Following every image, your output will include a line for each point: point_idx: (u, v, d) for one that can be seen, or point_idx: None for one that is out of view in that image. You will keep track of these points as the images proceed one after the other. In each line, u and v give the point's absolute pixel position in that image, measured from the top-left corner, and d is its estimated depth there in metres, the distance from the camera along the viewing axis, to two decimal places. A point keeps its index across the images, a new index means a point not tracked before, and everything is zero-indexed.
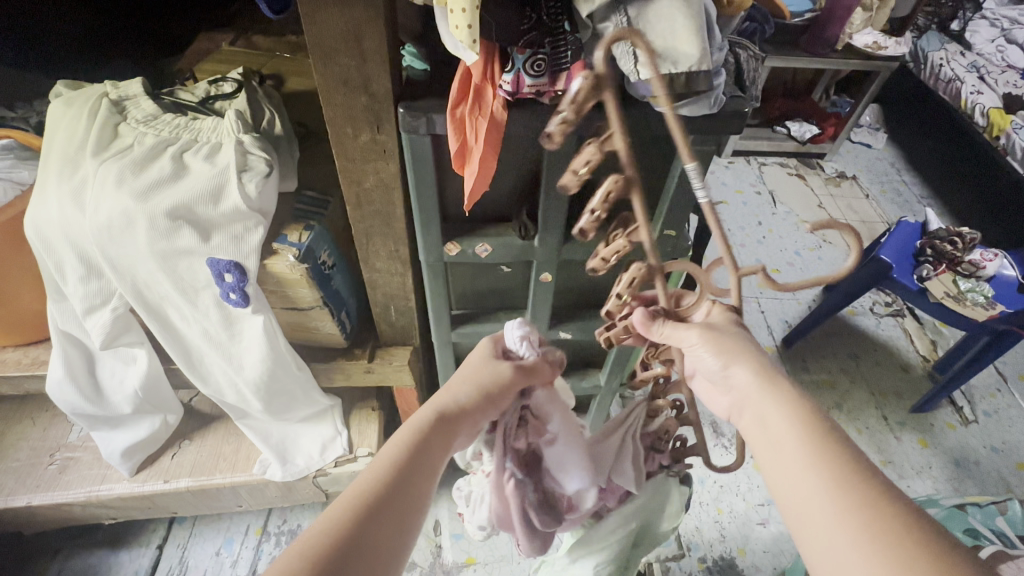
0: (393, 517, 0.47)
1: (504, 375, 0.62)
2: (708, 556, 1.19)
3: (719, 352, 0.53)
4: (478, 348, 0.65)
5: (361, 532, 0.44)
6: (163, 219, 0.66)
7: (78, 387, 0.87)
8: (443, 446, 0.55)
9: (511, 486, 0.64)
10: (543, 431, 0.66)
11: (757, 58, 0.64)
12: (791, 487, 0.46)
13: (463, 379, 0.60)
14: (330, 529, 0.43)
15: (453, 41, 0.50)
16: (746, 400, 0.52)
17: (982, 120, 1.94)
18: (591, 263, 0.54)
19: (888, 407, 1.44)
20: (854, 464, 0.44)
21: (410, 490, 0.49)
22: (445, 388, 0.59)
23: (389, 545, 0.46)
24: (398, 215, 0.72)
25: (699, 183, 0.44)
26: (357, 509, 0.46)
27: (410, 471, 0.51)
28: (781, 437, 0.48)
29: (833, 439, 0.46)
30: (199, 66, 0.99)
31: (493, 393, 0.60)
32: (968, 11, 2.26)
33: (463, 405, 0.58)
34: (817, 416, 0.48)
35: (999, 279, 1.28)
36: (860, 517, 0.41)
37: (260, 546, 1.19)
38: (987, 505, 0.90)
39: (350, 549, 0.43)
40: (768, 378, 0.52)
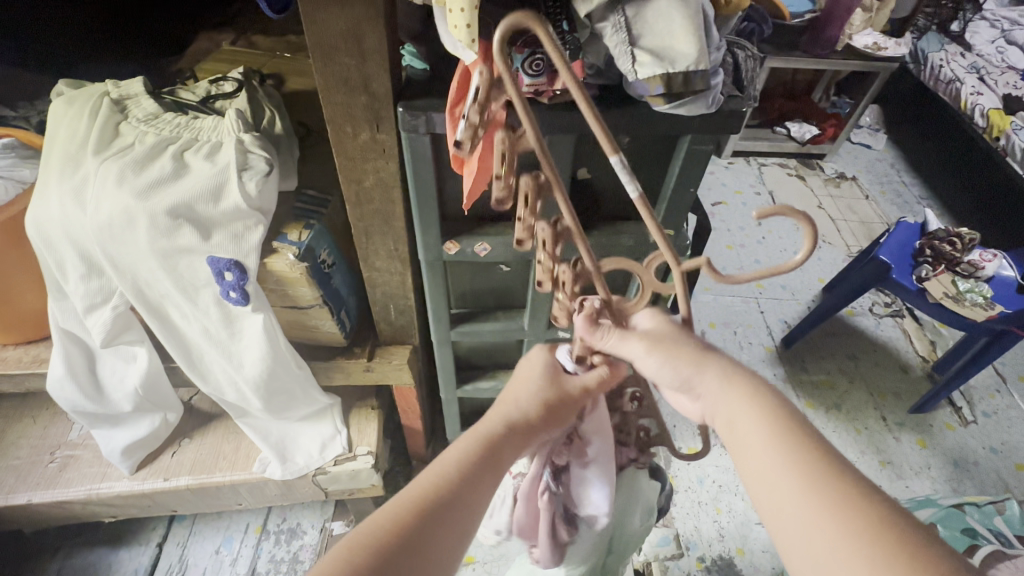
0: (450, 521, 0.47)
1: (570, 392, 0.58)
2: (706, 555, 1.19)
3: (677, 366, 0.51)
4: (534, 356, 0.61)
5: (412, 533, 0.45)
6: (164, 217, 0.66)
7: (79, 385, 0.87)
8: (507, 455, 0.54)
9: (544, 500, 0.68)
10: (585, 455, 0.65)
11: (756, 58, 0.64)
12: (768, 489, 0.46)
13: (532, 391, 0.58)
14: (387, 526, 0.45)
15: (452, 41, 0.50)
16: (714, 406, 0.51)
17: (982, 121, 1.94)
18: (518, 233, 0.52)
19: (886, 408, 1.45)
20: (826, 462, 0.45)
21: (470, 495, 0.49)
22: (513, 397, 0.58)
23: (444, 547, 0.46)
24: (397, 214, 0.72)
25: (625, 176, 0.41)
26: (408, 511, 0.46)
27: (471, 477, 0.50)
28: (753, 438, 0.48)
29: (803, 436, 0.47)
30: (201, 65, 0.99)
31: (561, 407, 0.57)
32: (968, 12, 2.26)
33: (528, 415, 0.56)
34: (785, 413, 0.48)
35: (998, 279, 1.28)
36: (835, 517, 0.42)
37: (260, 545, 1.19)
38: (985, 505, 0.91)
39: (405, 546, 0.44)
40: (734, 378, 0.51)
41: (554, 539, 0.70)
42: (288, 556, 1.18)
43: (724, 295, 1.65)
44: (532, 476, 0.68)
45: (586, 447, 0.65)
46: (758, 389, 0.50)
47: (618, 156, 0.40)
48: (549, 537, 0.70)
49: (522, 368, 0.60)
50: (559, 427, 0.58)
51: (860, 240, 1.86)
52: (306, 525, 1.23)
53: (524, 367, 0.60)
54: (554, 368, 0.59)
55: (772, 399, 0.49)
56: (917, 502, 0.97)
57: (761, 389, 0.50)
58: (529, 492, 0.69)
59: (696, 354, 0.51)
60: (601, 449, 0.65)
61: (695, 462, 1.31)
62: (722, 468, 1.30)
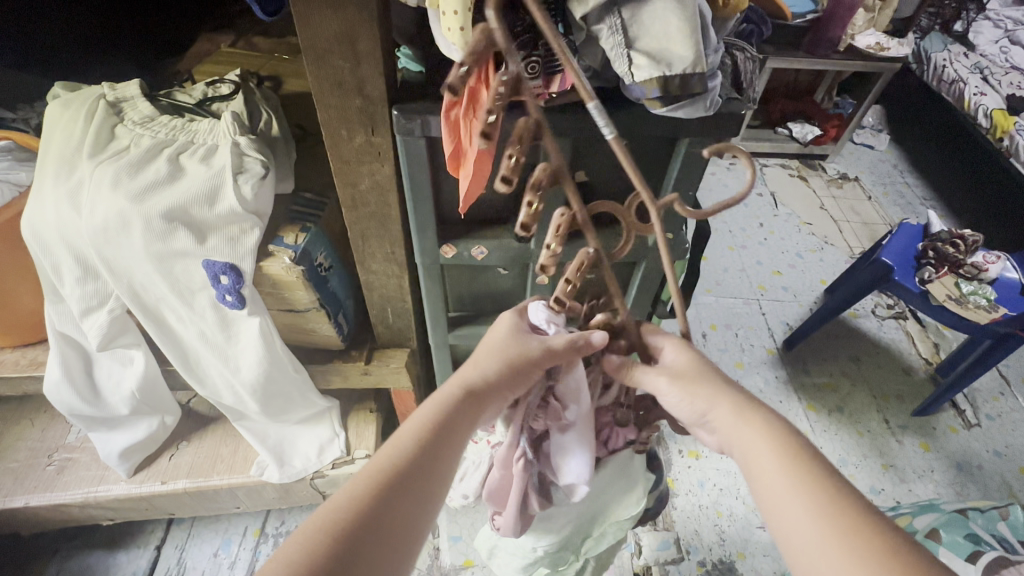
0: (412, 492, 0.47)
1: (531, 352, 0.59)
2: (707, 559, 1.18)
3: (692, 398, 0.57)
4: (501, 321, 0.63)
5: (379, 510, 0.44)
6: (158, 219, 0.66)
7: (76, 388, 0.87)
8: (467, 423, 0.55)
9: (519, 465, 0.68)
10: (564, 419, 0.64)
11: (755, 60, 0.63)
12: (779, 512, 0.47)
13: (490, 354, 0.59)
14: (348, 503, 0.44)
15: (447, 44, 0.49)
16: (730, 439, 0.54)
17: (986, 121, 1.91)
18: (541, 260, 0.54)
19: (889, 411, 1.43)
20: (836, 487, 0.46)
21: (433, 464, 0.50)
22: (472, 362, 0.59)
23: (409, 520, 0.45)
24: (393, 217, 0.72)
25: (601, 120, 0.43)
26: (374, 485, 0.46)
27: (434, 446, 0.51)
28: (764, 465, 0.50)
29: (813, 464, 0.48)
30: (199, 67, 0.99)
31: (521, 367, 0.58)
32: (971, 12, 2.24)
33: (489, 378, 0.57)
34: (798, 444, 0.50)
35: (1000, 282, 1.26)
36: (844, 536, 0.42)
37: (258, 547, 1.19)
38: (988, 511, 0.90)
39: (367, 522, 0.43)
40: (749, 414, 0.54)
41: (521, 506, 0.70)
42: None
43: (724, 297, 1.64)
44: (512, 441, 0.68)
45: (562, 411, 0.64)
46: (771, 421, 0.53)
47: (593, 101, 0.43)
48: (518, 504, 0.70)
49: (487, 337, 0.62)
50: (520, 388, 0.59)
51: (863, 241, 1.84)
52: None
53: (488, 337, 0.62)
54: (515, 331, 0.61)
55: (787, 432, 0.52)
56: (919, 507, 0.96)
57: (776, 424, 0.53)
58: (505, 458, 0.69)
59: (711, 390, 0.57)
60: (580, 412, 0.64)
61: (696, 465, 1.31)
62: (723, 471, 1.29)
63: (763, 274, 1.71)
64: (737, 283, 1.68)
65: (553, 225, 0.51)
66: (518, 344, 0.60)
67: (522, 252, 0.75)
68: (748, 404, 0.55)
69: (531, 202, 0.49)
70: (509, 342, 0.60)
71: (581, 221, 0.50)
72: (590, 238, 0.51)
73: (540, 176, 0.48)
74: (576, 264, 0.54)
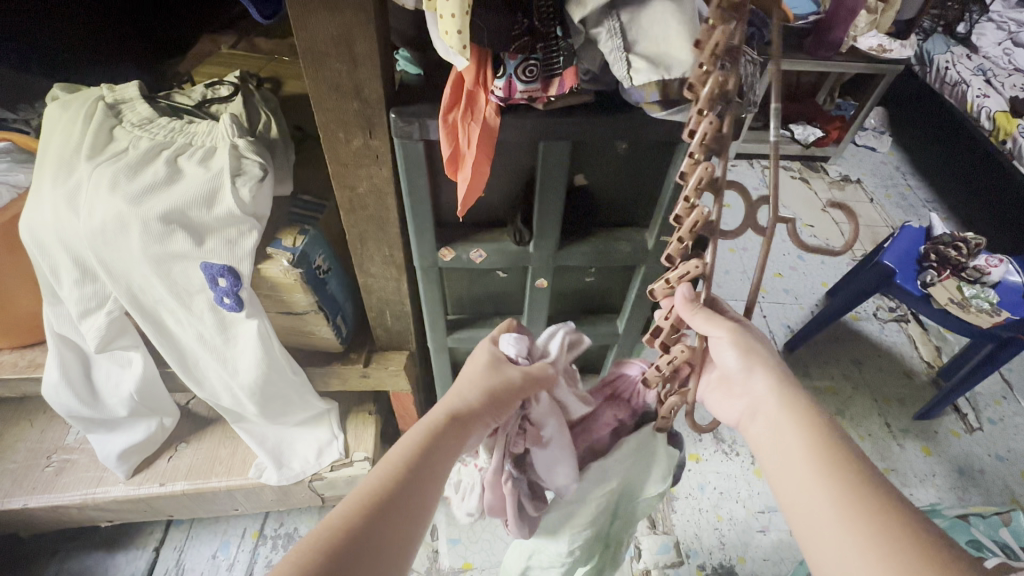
0: (399, 519, 0.47)
1: (513, 379, 0.62)
2: (706, 563, 1.17)
3: (746, 353, 0.54)
4: (477, 356, 0.64)
5: (371, 531, 0.45)
6: (156, 222, 0.65)
7: (74, 390, 0.87)
8: (450, 450, 0.55)
9: (509, 488, 0.67)
10: (542, 438, 0.66)
11: (756, 63, 0.62)
12: (802, 493, 0.46)
13: (475, 383, 0.60)
14: (339, 526, 0.44)
15: (444, 47, 0.48)
16: (763, 408, 0.53)
17: (988, 123, 1.90)
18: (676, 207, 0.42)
19: (890, 414, 1.43)
20: (867, 474, 0.46)
21: (420, 489, 0.50)
22: (458, 389, 0.59)
23: (391, 548, 0.45)
24: (391, 220, 0.71)
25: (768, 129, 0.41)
26: (366, 506, 0.46)
27: (422, 471, 0.51)
28: (792, 444, 0.49)
29: (844, 447, 0.48)
30: (198, 69, 0.98)
31: (505, 397, 0.60)
32: (974, 14, 2.22)
33: (476, 406, 0.58)
34: (829, 427, 0.50)
35: (1004, 285, 1.25)
36: (869, 524, 0.42)
37: (256, 549, 1.19)
38: (990, 516, 0.89)
39: (355, 546, 0.43)
40: (784, 389, 0.53)
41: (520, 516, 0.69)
42: None
43: (725, 300, 1.63)
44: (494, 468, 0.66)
45: (540, 431, 0.66)
46: (804, 403, 0.52)
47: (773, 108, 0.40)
48: (516, 516, 0.69)
49: (466, 368, 0.63)
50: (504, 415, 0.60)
51: (865, 244, 1.84)
52: (303, 530, 1.23)
53: (471, 365, 0.63)
54: (495, 361, 0.63)
55: (817, 415, 0.51)
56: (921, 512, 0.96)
57: (812, 407, 0.52)
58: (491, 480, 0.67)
59: (757, 351, 0.55)
60: (557, 429, 0.66)
61: (696, 469, 1.30)
62: (723, 474, 1.29)
63: (764, 277, 1.71)
64: (737, 286, 1.67)
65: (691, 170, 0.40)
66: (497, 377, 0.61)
67: (520, 255, 0.74)
68: (788, 382, 0.54)
69: (696, 155, 0.40)
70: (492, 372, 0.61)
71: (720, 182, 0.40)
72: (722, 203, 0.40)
73: (706, 130, 0.39)
74: (689, 222, 0.42)
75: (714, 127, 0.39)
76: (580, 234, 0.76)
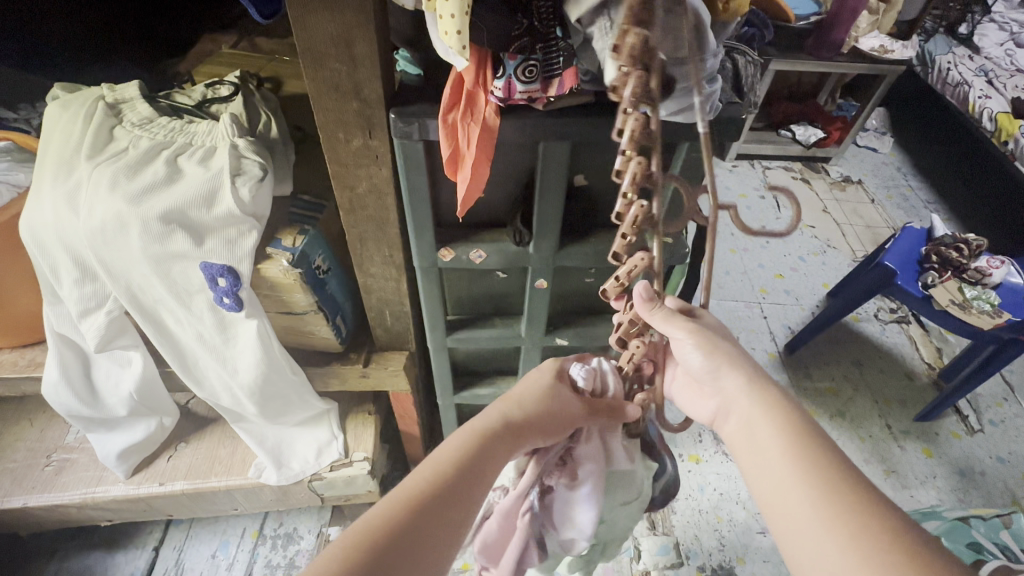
0: (442, 518, 0.49)
1: (572, 408, 0.62)
2: (706, 564, 1.17)
3: (712, 355, 0.53)
4: (543, 369, 0.66)
5: (415, 525, 0.47)
6: (156, 222, 0.65)
7: (73, 389, 0.87)
8: (500, 457, 0.57)
9: (524, 521, 0.69)
10: (574, 478, 0.67)
11: (757, 64, 0.62)
12: (782, 493, 0.46)
13: (533, 396, 0.62)
14: (383, 520, 0.46)
15: (444, 48, 0.48)
16: (736, 406, 0.53)
17: (989, 124, 1.93)
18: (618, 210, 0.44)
19: (890, 415, 1.43)
20: (844, 472, 0.46)
21: (465, 492, 0.52)
22: (514, 399, 0.61)
23: (435, 543, 0.47)
24: (390, 220, 0.71)
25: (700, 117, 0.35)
26: (410, 503, 0.48)
27: (468, 475, 0.53)
28: (770, 444, 0.49)
29: (820, 445, 0.48)
30: (199, 69, 0.99)
31: (556, 414, 0.62)
32: (976, 14, 2.21)
33: (527, 418, 0.60)
34: (803, 425, 0.49)
35: (1005, 286, 1.26)
36: (847, 524, 0.42)
37: (256, 549, 1.19)
38: (991, 519, 0.89)
39: (398, 540, 0.45)
40: (759, 386, 0.52)
41: (520, 562, 0.70)
42: (284, 562, 1.18)
43: (726, 301, 1.63)
44: (519, 494, 0.68)
45: (575, 470, 0.67)
46: (780, 400, 0.52)
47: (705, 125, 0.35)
48: (520, 558, 0.70)
49: (526, 379, 0.64)
50: (556, 435, 0.63)
51: (866, 245, 1.84)
52: (302, 530, 1.23)
53: (532, 377, 0.64)
54: (559, 378, 0.65)
55: (792, 413, 0.50)
56: (921, 513, 0.95)
57: (784, 401, 0.52)
58: (509, 509, 0.69)
59: (727, 350, 0.54)
60: (592, 475, 0.66)
61: (696, 470, 1.30)
62: (723, 476, 1.29)
63: (765, 278, 1.70)
64: (739, 287, 1.67)
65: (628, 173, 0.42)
66: (556, 394, 0.63)
67: (520, 255, 0.74)
68: (759, 378, 0.53)
69: (627, 153, 0.41)
70: (550, 388, 0.63)
71: (656, 179, 0.42)
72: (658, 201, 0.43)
73: (633, 128, 0.40)
74: (629, 220, 0.44)
75: (642, 122, 0.39)
76: (581, 235, 0.76)
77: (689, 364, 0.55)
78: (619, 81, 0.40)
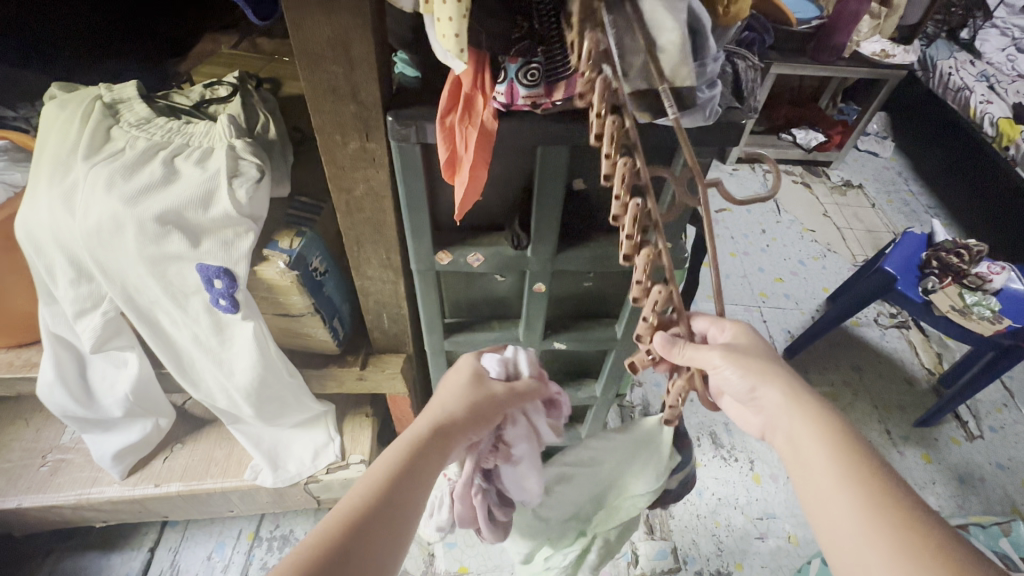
0: (382, 528, 0.48)
1: (495, 394, 0.65)
2: (704, 570, 1.17)
3: (746, 370, 0.51)
4: (460, 365, 0.68)
5: (355, 540, 0.46)
6: (151, 223, 0.65)
7: (69, 389, 0.87)
8: (436, 460, 0.58)
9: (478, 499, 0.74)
10: (511, 457, 0.72)
11: (757, 68, 0.62)
12: (825, 507, 0.46)
13: (457, 394, 0.64)
14: (323, 538, 0.45)
15: (442, 50, 0.48)
16: (777, 420, 0.52)
17: (990, 130, 1.91)
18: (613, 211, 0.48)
19: (891, 421, 1.42)
20: (892, 490, 0.44)
21: (402, 496, 0.52)
22: (438, 404, 0.63)
23: (377, 552, 0.47)
24: (388, 222, 0.71)
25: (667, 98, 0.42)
26: (348, 517, 0.48)
27: (405, 481, 0.53)
28: (815, 458, 0.47)
29: (866, 455, 0.47)
30: (198, 68, 0.98)
31: (483, 407, 0.64)
32: (977, 19, 2.19)
33: (456, 417, 0.62)
34: (843, 427, 0.49)
35: (1006, 293, 1.24)
36: (889, 530, 0.42)
37: (251, 551, 1.19)
38: (990, 526, 0.89)
39: (340, 555, 0.45)
40: (797, 397, 0.51)
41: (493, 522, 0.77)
42: None
43: (725, 304, 1.63)
44: (465, 481, 0.71)
45: (510, 450, 0.71)
46: (823, 410, 0.50)
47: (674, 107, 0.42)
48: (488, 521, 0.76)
49: (448, 379, 0.67)
50: (482, 428, 0.64)
51: (867, 249, 1.83)
52: (298, 532, 1.22)
53: (451, 379, 0.67)
54: (477, 373, 0.67)
55: (829, 414, 0.50)
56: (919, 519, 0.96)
57: (824, 407, 0.50)
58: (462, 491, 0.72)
59: (761, 365, 0.52)
60: (527, 451, 0.72)
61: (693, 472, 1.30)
62: (721, 480, 1.28)
63: (764, 282, 1.70)
64: (738, 290, 1.67)
65: (619, 170, 0.44)
66: (477, 385, 0.65)
67: (518, 259, 0.74)
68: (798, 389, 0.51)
69: (612, 154, 0.44)
70: (471, 383, 0.65)
71: (646, 177, 0.45)
72: (652, 194, 0.45)
73: (611, 131, 0.44)
74: (630, 217, 0.45)
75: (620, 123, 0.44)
76: (579, 239, 0.75)
77: (726, 385, 0.53)
78: (585, 89, 0.49)
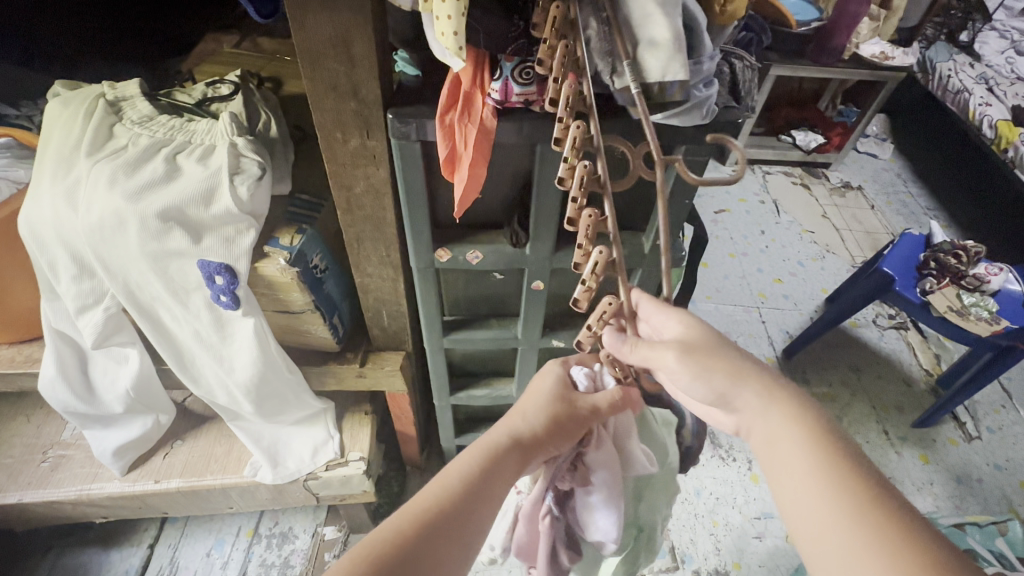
0: (447, 533, 0.49)
1: (579, 410, 0.61)
2: (702, 569, 1.17)
3: (710, 379, 0.50)
4: (547, 371, 0.65)
5: (419, 543, 0.47)
6: (154, 219, 0.66)
7: (70, 385, 0.87)
8: (511, 471, 0.57)
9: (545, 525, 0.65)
10: (588, 482, 0.64)
11: (755, 69, 0.62)
12: (811, 518, 0.45)
13: (536, 406, 0.61)
14: (390, 537, 0.47)
15: (440, 48, 0.49)
16: (751, 422, 0.51)
17: (989, 131, 1.89)
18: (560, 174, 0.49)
19: (889, 422, 1.43)
20: (876, 499, 0.44)
21: (474, 507, 0.52)
22: (519, 412, 0.61)
23: (442, 556, 0.48)
24: (388, 220, 0.72)
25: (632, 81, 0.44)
26: (415, 519, 0.49)
27: (478, 492, 0.53)
28: (798, 466, 0.47)
29: (849, 461, 0.47)
30: (199, 68, 0.98)
31: (565, 421, 0.60)
32: (977, 22, 2.20)
33: (533, 429, 0.60)
34: (825, 433, 0.49)
35: (1003, 294, 1.24)
36: (880, 550, 0.41)
37: (251, 548, 1.19)
38: (987, 526, 0.89)
39: (405, 556, 0.46)
40: (774, 397, 0.51)
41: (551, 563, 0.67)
42: (279, 561, 1.18)
43: (725, 304, 1.63)
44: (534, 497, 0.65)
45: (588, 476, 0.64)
46: (804, 413, 0.50)
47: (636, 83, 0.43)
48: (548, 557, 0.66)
49: (534, 386, 0.64)
50: (564, 445, 0.61)
51: (865, 251, 1.84)
52: (297, 529, 1.23)
53: (536, 385, 0.65)
54: (563, 385, 0.63)
55: (820, 430, 0.49)
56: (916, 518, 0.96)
57: (801, 410, 0.50)
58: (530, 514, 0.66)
59: (725, 367, 0.51)
60: (606, 483, 0.63)
61: (692, 472, 1.30)
62: (719, 479, 1.29)
63: (763, 282, 1.70)
64: (736, 291, 1.67)
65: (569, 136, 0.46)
66: (564, 398, 0.62)
67: (516, 257, 0.74)
68: (776, 389, 0.51)
69: (565, 119, 0.47)
70: (557, 394, 0.62)
71: (598, 144, 0.47)
72: (602, 162, 0.46)
73: (567, 96, 0.47)
74: (577, 181, 0.47)
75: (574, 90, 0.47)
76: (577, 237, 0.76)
77: (692, 393, 0.52)
78: (546, 55, 0.47)
